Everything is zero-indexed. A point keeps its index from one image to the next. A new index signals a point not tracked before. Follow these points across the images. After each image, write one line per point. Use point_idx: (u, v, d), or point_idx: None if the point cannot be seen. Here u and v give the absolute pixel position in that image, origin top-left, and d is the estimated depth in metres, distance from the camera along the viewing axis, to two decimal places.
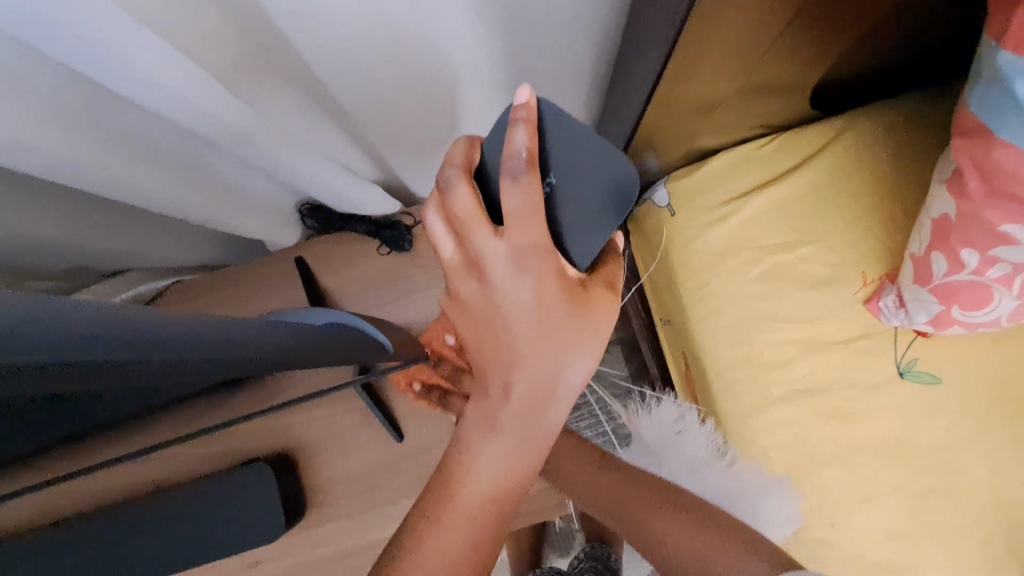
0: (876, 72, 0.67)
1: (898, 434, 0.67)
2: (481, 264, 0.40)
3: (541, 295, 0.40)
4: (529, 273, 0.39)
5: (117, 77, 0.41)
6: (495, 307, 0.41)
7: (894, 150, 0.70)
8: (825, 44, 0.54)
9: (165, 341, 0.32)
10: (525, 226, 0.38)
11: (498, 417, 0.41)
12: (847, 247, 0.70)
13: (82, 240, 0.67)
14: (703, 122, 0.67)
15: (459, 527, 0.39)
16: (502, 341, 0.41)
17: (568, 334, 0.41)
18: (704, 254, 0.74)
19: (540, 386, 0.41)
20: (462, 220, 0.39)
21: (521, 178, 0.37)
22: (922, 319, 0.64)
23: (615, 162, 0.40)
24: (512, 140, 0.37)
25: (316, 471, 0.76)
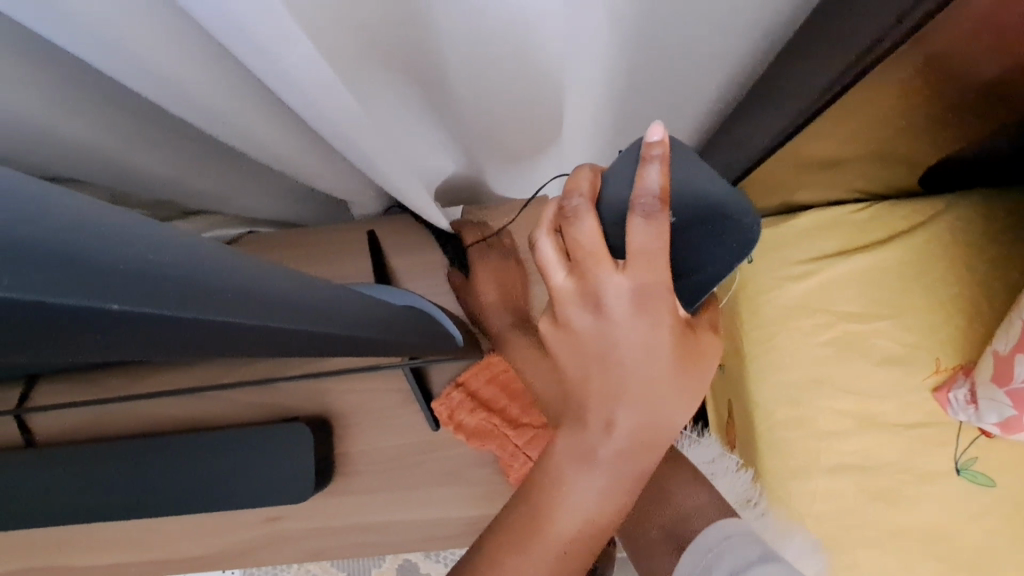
0: (996, 165, 0.65)
1: (941, 530, 0.65)
2: (600, 298, 0.39)
3: (657, 339, 0.40)
4: (647, 314, 0.39)
5: (269, 73, 0.36)
6: (610, 342, 0.39)
7: (995, 244, 0.68)
8: (959, 126, 0.54)
9: (236, 283, 0.25)
10: (651, 264, 0.38)
11: (596, 452, 0.40)
12: (926, 330, 0.68)
13: (176, 174, 0.64)
14: (806, 176, 0.66)
15: (546, 555, 0.40)
16: (611, 377, 0.40)
17: (676, 380, 0.41)
18: (777, 308, 0.73)
19: (642, 430, 0.41)
20: (584, 250, 0.39)
21: (654, 215, 0.38)
22: (992, 420, 0.61)
23: (726, 205, 0.43)
24: (644, 176, 0.39)
25: (349, 441, 0.77)
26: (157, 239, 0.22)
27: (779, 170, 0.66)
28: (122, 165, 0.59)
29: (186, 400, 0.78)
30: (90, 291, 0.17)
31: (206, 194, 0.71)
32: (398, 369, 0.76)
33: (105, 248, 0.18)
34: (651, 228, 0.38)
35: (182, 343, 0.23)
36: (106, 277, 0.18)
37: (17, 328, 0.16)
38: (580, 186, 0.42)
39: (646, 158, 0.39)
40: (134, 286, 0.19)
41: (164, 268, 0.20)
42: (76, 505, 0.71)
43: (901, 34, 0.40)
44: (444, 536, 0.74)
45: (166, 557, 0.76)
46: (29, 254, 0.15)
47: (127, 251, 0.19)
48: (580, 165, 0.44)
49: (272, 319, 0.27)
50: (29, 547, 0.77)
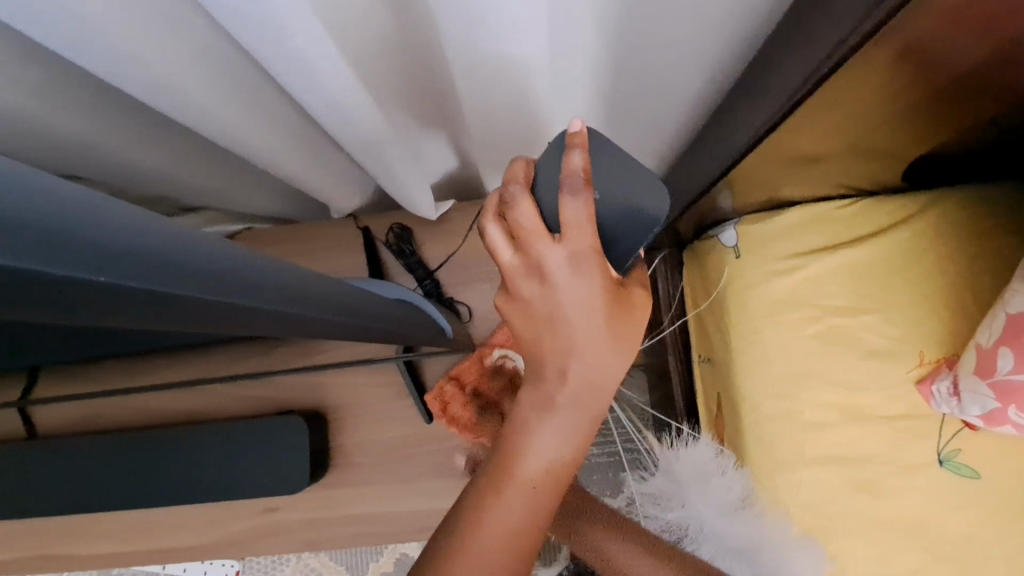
0: (979, 160, 0.66)
1: (925, 520, 0.66)
2: (542, 267, 0.41)
3: (601, 295, 0.41)
4: (586, 274, 0.41)
5: (268, 47, 0.38)
6: (556, 304, 0.41)
7: (979, 238, 0.69)
8: (931, 121, 0.55)
9: (239, 267, 0.26)
10: (583, 233, 0.40)
11: (554, 401, 0.42)
12: (910, 323, 0.69)
13: (175, 172, 0.65)
14: (790, 172, 0.68)
15: (518, 495, 0.40)
16: (562, 330, 0.41)
17: (624, 328, 0.43)
18: (764, 302, 0.75)
19: (594, 374, 0.42)
20: (522, 228, 0.41)
21: (581, 192, 0.40)
22: (974, 412, 0.62)
23: (650, 186, 0.45)
24: (568, 161, 0.41)
25: (344, 433, 0.78)
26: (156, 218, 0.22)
27: (764, 168, 0.67)
28: (122, 163, 0.61)
29: (183, 394, 0.79)
30: (103, 264, 0.18)
31: (203, 191, 0.72)
32: (392, 363, 0.77)
33: (117, 225, 0.19)
34: (578, 202, 0.40)
35: (174, 319, 0.23)
36: (119, 250, 0.19)
37: (35, 296, 0.16)
38: (516, 179, 0.44)
39: (569, 145, 0.42)
40: (142, 262, 0.19)
41: (172, 247, 0.21)
42: (80, 495, 0.73)
43: (858, 38, 0.41)
44: None
45: (167, 547, 0.77)
46: (49, 226, 0.16)
47: (137, 229, 0.20)
48: (515, 159, 0.46)
49: (264, 299, 0.27)
50: (31, 536, 0.79)
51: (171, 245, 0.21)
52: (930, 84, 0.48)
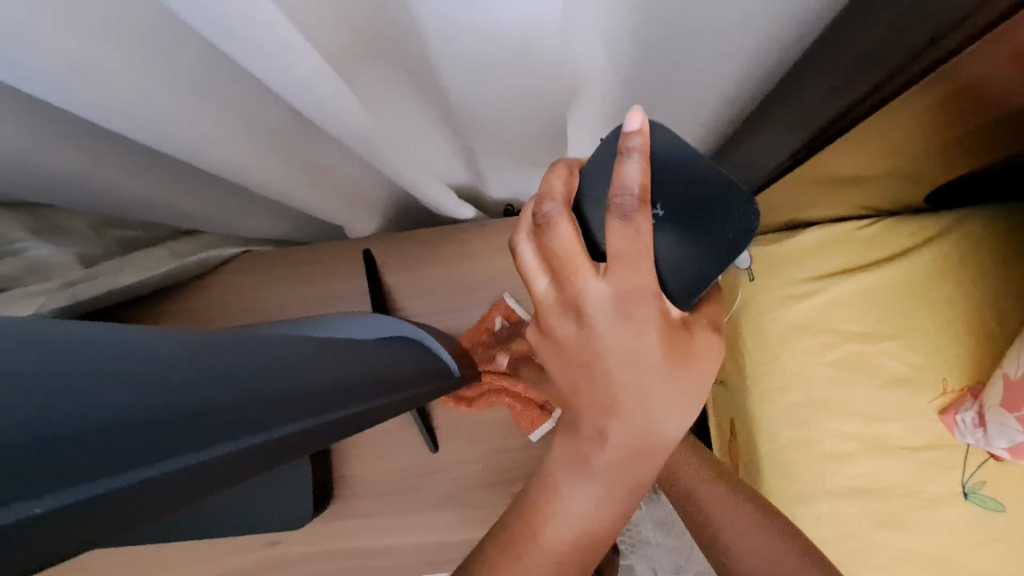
0: (1000, 180, 0.63)
1: (947, 556, 0.64)
2: (582, 308, 0.38)
3: (648, 347, 0.38)
4: (634, 320, 0.37)
5: (271, 76, 0.37)
6: (595, 351, 0.38)
7: (1002, 260, 0.66)
8: (964, 132, 0.52)
9: (246, 380, 0.26)
10: (632, 269, 0.36)
11: (591, 463, 0.39)
12: (932, 350, 0.67)
13: (167, 200, 0.64)
14: (812, 193, 0.65)
15: (541, 564, 0.38)
16: (602, 384, 0.39)
17: (674, 387, 0.39)
18: (780, 328, 0.72)
19: (639, 437, 0.39)
20: (562, 256, 0.38)
21: (631, 217, 0.35)
22: (1001, 444, 0.60)
23: (728, 202, 0.36)
24: (623, 173, 0.35)
25: (350, 463, 0.76)
26: (165, 376, 0.22)
27: (787, 189, 0.64)
28: (109, 195, 0.59)
29: None
30: (147, 457, 0.19)
31: (199, 216, 0.70)
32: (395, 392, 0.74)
33: (114, 406, 0.19)
34: (627, 231, 0.36)
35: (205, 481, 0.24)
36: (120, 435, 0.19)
37: (60, 535, 0.17)
38: (555, 192, 0.39)
39: (624, 153, 0.35)
40: (176, 430, 0.21)
41: (201, 398, 0.23)
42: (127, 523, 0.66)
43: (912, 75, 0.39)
44: (445, 561, 0.73)
45: None
46: (49, 451, 0.16)
47: (169, 396, 0.21)
48: (560, 165, 0.40)
49: (284, 425, 0.27)
50: None
51: (177, 409, 0.21)
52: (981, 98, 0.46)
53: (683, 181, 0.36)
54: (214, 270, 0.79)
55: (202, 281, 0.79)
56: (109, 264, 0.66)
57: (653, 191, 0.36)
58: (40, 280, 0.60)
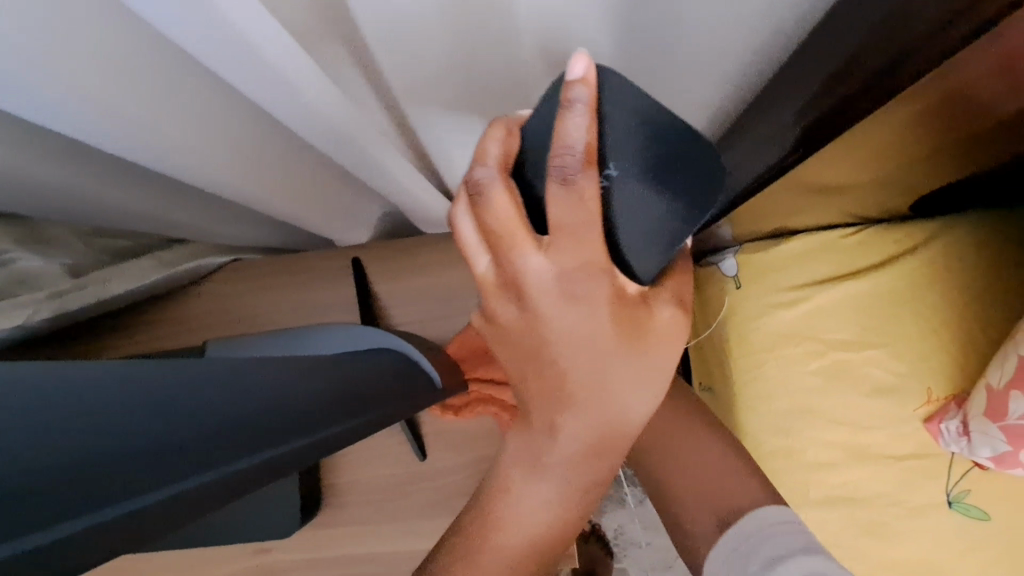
0: (983, 188, 0.63)
1: (931, 565, 0.64)
2: (525, 287, 0.36)
3: (596, 330, 0.36)
4: (581, 301, 0.35)
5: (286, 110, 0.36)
6: (542, 336, 0.37)
7: (987, 268, 0.66)
8: (944, 141, 0.52)
9: (193, 414, 0.26)
10: (576, 244, 0.34)
11: (544, 455, 0.39)
12: (917, 357, 0.67)
13: (156, 211, 0.64)
14: (796, 200, 0.65)
15: (495, 562, 0.39)
16: (552, 372, 0.38)
17: (629, 373, 0.38)
18: (765, 335, 0.72)
19: (592, 427, 0.38)
20: (500, 230, 0.35)
21: (574, 180, 0.32)
22: (984, 453, 0.60)
23: (692, 157, 0.33)
24: (566, 130, 0.31)
25: (339, 472, 0.76)
26: (99, 423, 0.22)
27: (770, 197, 0.64)
28: (101, 208, 0.59)
29: None
30: (81, 500, 0.20)
31: (189, 226, 0.71)
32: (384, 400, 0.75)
33: (41, 458, 0.19)
34: (570, 200, 0.32)
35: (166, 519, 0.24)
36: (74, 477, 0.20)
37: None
38: (489, 158, 0.35)
39: (567, 104, 0.31)
40: (106, 478, 0.21)
41: (136, 442, 0.23)
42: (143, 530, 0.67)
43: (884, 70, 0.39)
44: None
45: None
46: (1, 503, 0.18)
47: (102, 446, 0.22)
48: (500, 123, 0.36)
49: (245, 455, 0.27)
50: None
51: (112, 456, 0.22)
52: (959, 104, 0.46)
53: (635, 134, 0.32)
54: (203, 279, 0.80)
55: (191, 290, 0.79)
56: (100, 272, 0.66)
57: (604, 150, 0.32)
58: (30, 288, 0.60)
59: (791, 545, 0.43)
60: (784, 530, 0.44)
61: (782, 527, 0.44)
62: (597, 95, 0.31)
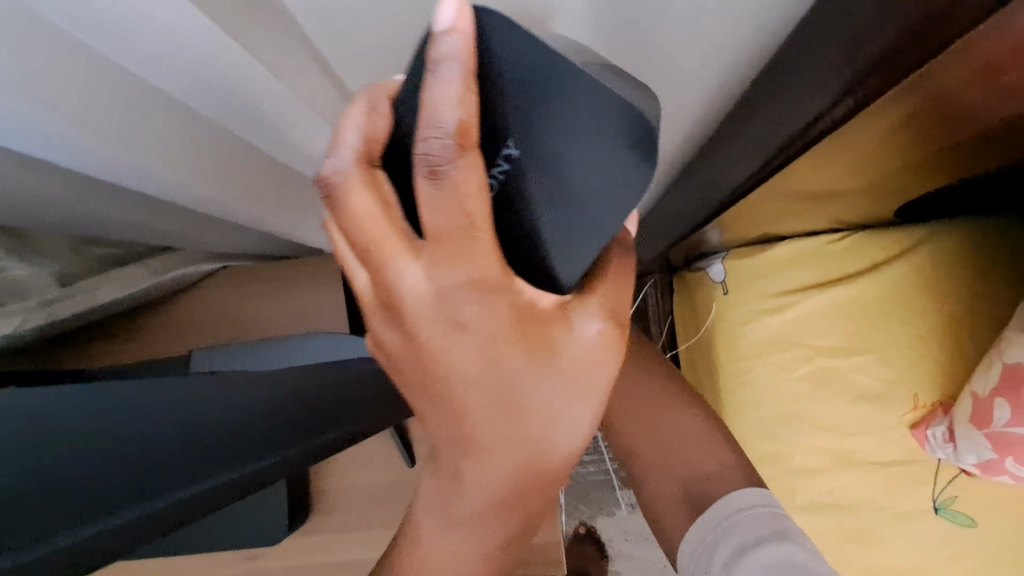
0: (969, 196, 0.63)
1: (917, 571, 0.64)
2: (405, 316, 0.27)
3: (499, 367, 0.28)
4: (477, 332, 0.27)
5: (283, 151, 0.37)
6: (435, 376, 0.29)
7: (973, 274, 0.66)
8: (926, 150, 0.52)
9: (187, 431, 0.32)
10: (460, 258, 0.24)
11: (456, 503, 0.33)
12: (904, 364, 0.67)
13: (150, 223, 0.64)
14: (782, 207, 0.65)
15: None
16: (447, 418, 0.30)
17: (545, 412, 0.30)
18: (752, 342, 0.72)
19: (505, 476, 0.31)
20: (364, 243, 0.25)
21: (444, 173, 0.22)
22: (970, 460, 0.60)
23: (619, 121, 0.23)
24: (431, 99, 0.21)
25: (328, 477, 0.76)
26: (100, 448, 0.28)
27: (754, 205, 0.64)
28: (95, 221, 0.59)
29: None
30: (90, 511, 0.25)
31: (179, 236, 0.71)
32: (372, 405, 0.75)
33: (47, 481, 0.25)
34: (439, 199, 0.23)
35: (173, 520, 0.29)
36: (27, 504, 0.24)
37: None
38: (346, 145, 0.24)
39: (430, 66, 0.21)
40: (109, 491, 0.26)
41: (134, 460, 0.28)
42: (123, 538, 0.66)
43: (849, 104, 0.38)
44: None
45: None
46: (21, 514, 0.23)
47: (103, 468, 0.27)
48: (363, 92, 0.25)
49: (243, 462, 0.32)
50: None
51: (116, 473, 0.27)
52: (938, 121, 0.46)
53: (541, 96, 0.22)
54: (192, 286, 0.80)
55: (181, 297, 0.79)
56: (88, 281, 0.66)
57: (496, 125, 0.23)
58: (19, 298, 0.59)
59: (767, 530, 0.43)
60: (767, 514, 0.45)
61: (766, 510, 0.45)
62: (477, 49, 0.22)
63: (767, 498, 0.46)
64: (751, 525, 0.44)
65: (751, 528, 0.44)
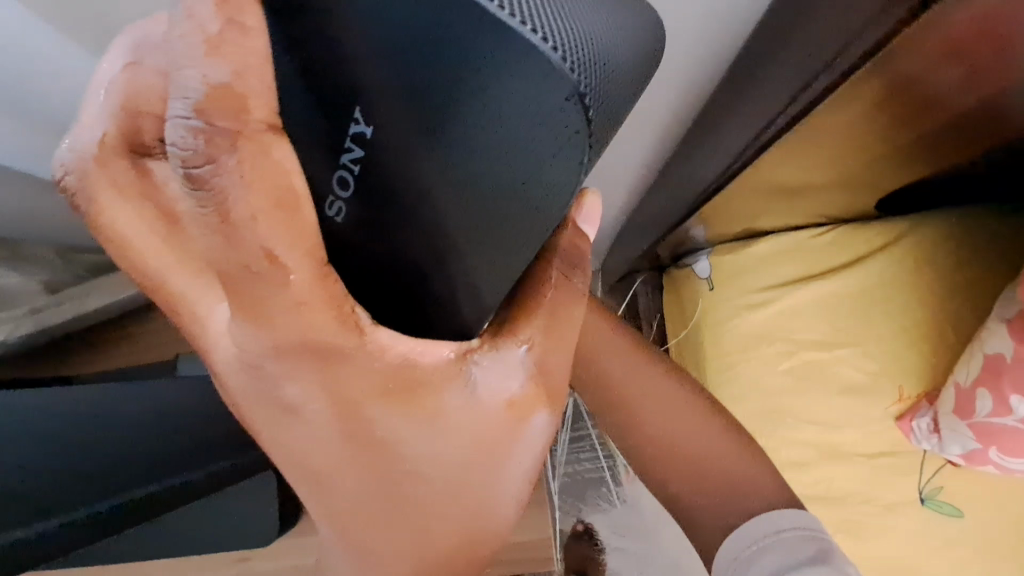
0: (952, 188, 0.63)
1: (906, 561, 0.64)
2: (245, 368, 0.26)
3: (368, 429, 0.27)
4: (332, 393, 0.26)
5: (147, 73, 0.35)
6: (305, 440, 0.28)
7: (957, 266, 0.67)
8: (904, 141, 0.52)
9: (129, 444, 0.42)
10: (283, 320, 0.23)
11: (344, 555, 0.33)
12: (889, 356, 0.67)
13: None
14: (766, 203, 0.65)
15: None
16: (314, 476, 0.30)
17: (435, 476, 0.29)
18: (738, 336, 0.72)
19: (396, 532, 0.31)
20: (133, 248, 0.27)
21: (199, 172, 0.19)
22: (955, 451, 0.61)
23: (506, 90, 0.19)
24: (181, 75, 0.19)
25: None
26: (68, 454, 0.38)
27: (737, 200, 0.63)
28: None
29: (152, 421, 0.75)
30: (56, 508, 0.36)
31: None
32: None
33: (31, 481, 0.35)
34: (226, 233, 0.20)
35: (108, 522, 0.39)
36: (32, 501, 0.35)
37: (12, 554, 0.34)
38: (92, 126, 0.26)
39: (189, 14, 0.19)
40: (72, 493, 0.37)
41: (92, 470, 0.39)
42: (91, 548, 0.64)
43: (806, 102, 0.41)
44: None
45: None
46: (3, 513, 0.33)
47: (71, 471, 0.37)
48: (122, 42, 0.25)
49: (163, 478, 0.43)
50: None
51: (75, 474, 0.38)
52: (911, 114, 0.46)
53: (384, 64, 0.19)
54: None
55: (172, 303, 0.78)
56: (76, 289, 0.66)
57: (347, 90, 0.20)
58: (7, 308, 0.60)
59: (808, 555, 0.42)
60: (809, 539, 0.43)
61: (808, 533, 0.44)
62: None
63: (807, 520, 0.45)
64: (790, 549, 0.42)
65: (789, 551, 0.42)
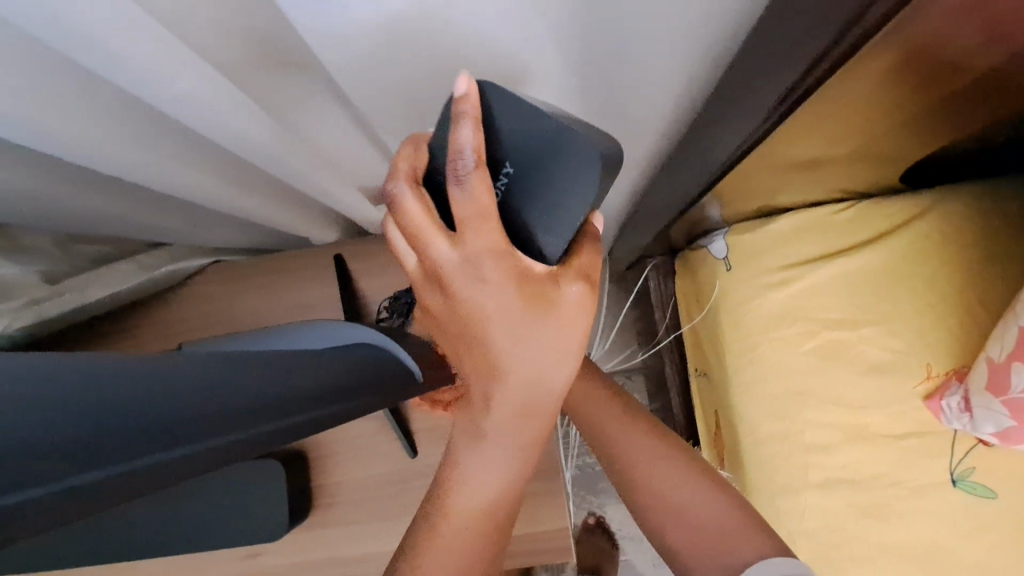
0: (978, 157, 0.60)
1: (937, 544, 0.62)
2: (440, 275, 0.30)
3: (511, 295, 0.30)
4: (494, 274, 0.29)
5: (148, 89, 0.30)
6: (468, 314, 0.31)
7: (984, 239, 0.64)
8: (926, 107, 0.49)
9: (218, 384, 0.29)
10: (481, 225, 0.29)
11: (483, 428, 0.34)
12: (914, 335, 0.65)
13: (145, 219, 0.61)
14: (782, 180, 0.63)
15: (455, 538, 0.36)
16: (476, 356, 0.32)
17: (560, 340, 0.31)
18: (758, 318, 0.72)
19: (528, 395, 0.32)
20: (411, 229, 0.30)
21: (467, 180, 0.28)
22: (988, 429, 0.58)
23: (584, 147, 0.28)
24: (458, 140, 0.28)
25: (326, 472, 0.69)
26: (131, 377, 0.25)
27: (754, 178, 0.62)
28: (75, 219, 0.56)
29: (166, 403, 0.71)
30: (141, 444, 0.23)
31: (171, 229, 0.67)
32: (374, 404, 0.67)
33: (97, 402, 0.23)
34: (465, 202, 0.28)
35: (198, 468, 0.27)
36: (112, 431, 0.22)
37: (78, 504, 0.21)
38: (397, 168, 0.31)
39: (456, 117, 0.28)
40: (154, 427, 0.24)
41: (172, 399, 0.26)
42: (90, 545, 0.61)
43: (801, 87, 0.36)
44: None
45: None
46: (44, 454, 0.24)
47: (151, 402, 0.25)
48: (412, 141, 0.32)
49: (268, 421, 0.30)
50: None
51: (146, 394, 0.25)
52: (930, 82, 0.44)
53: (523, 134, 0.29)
54: (183, 282, 0.76)
55: (173, 294, 0.76)
56: (77, 280, 0.63)
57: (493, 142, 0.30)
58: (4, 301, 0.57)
59: None
60: None
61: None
62: (480, 90, 0.28)
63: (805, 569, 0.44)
64: None
65: None
